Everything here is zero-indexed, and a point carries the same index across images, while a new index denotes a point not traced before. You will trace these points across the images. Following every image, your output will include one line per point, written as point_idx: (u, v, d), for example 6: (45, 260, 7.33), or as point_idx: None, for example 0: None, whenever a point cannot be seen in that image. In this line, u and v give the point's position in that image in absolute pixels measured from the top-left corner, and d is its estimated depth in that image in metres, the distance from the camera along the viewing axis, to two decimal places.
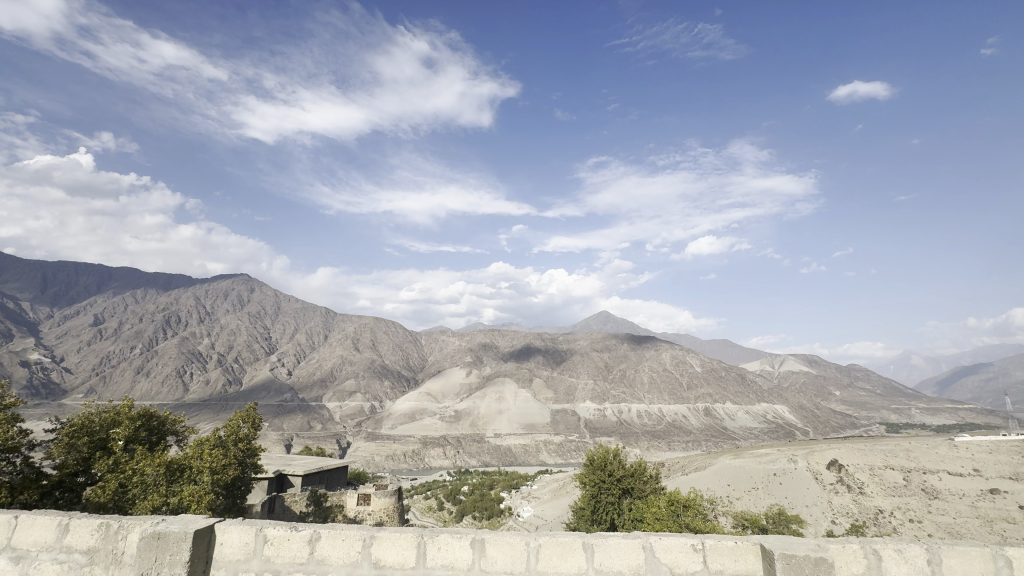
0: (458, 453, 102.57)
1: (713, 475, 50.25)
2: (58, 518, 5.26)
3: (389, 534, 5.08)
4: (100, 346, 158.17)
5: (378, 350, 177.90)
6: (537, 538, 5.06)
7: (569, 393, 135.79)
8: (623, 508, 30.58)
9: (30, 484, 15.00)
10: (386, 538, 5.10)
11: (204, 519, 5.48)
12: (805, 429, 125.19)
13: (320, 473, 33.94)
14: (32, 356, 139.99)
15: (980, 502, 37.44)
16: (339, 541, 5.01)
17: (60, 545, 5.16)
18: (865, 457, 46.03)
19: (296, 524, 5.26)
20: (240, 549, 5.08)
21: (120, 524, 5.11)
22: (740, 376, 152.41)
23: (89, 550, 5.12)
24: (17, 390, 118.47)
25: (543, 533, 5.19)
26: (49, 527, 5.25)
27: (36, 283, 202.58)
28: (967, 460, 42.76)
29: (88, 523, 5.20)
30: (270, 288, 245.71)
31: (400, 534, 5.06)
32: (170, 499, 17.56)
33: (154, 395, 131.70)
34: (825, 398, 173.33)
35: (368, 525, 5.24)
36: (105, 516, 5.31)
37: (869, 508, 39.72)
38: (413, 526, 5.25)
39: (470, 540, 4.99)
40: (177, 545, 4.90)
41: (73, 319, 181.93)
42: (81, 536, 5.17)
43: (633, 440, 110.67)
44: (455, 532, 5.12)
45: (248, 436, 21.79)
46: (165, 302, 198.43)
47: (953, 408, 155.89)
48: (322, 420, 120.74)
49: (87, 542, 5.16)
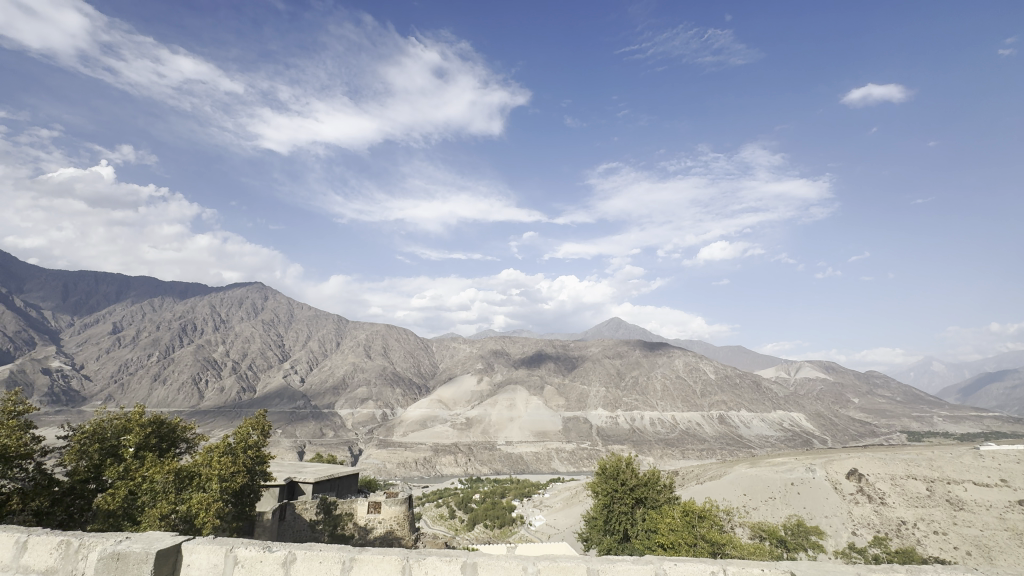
0: (470, 461, 102.47)
1: (728, 485, 49.77)
2: (15, 538, 6.81)
3: (370, 559, 6.27)
4: (119, 354, 161.52)
5: (389, 358, 179.07)
6: (536, 564, 6.07)
7: (581, 400, 135.16)
8: (636, 518, 30.38)
9: (41, 490, 14.90)
10: (366, 560, 6.29)
11: (165, 541, 6.81)
12: (823, 437, 122.98)
13: (331, 480, 34.37)
14: (53, 364, 143.55)
15: (1009, 513, 36.58)
16: (314, 564, 6.28)
17: (18, 567, 6.63)
18: (886, 466, 45.26)
19: (266, 547, 6.55)
20: (206, 567, 6.40)
21: (80, 544, 6.49)
22: (754, 383, 150.29)
23: (47, 569, 6.52)
24: (40, 397, 121.57)
25: (543, 558, 6.22)
26: (7, 546, 6.80)
27: (58, 293, 208.10)
28: (992, 469, 41.77)
29: (47, 543, 6.66)
30: (284, 296, 248.92)
31: (381, 558, 6.24)
32: (178, 507, 16.11)
33: (169, 402, 133.93)
34: (842, 406, 170.28)
35: (346, 551, 6.47)
36: (61, 536, 6.74)
37: (891, 519, 39.17)
38: (395, 551, 6.41)
39: (460, 564, 6.15)
40: (136, 566, 6.12)
41: (93, 327, 186.18)
42: (38, 557, 6.63)
43: (645, 448, 109.76)
44: (442, 557, 6.26)
45: (258, 444, 20.78)
46: (182, 311, 202.16)
47: (977, 417, 151.89)
48: (335, 427, 121.72)
49: (46, 561, 6.57)
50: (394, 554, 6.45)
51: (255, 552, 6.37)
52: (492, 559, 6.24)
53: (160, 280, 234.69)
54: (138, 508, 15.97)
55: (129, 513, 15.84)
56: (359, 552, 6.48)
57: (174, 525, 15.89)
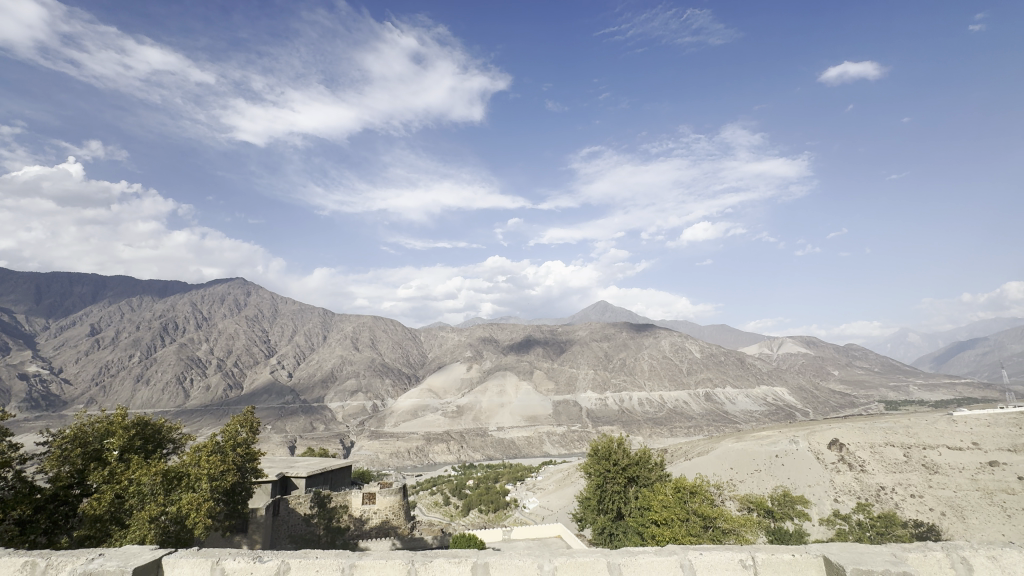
0: (462, 448, 103.07)
1: (716, 460, 50.90)
2: None
3: (372, 565, 6.37)
4: (99, 355, 157.81)
5: (377, 349, 178.26)
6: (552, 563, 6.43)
7: (570, 383, 136.54)
8: (629, 496, 30.82)
9: (24, 498, 14.47)
10: (366, 565, 6.39)
11: (146, 553, 6.78)
12: (805, 410, 126.43)
13: (324, 473, 34.19)
14: (31, 369, 139.85)
15: (980, 475, 38.12)
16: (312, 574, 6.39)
17: None
18: (866, 435, 46.56)
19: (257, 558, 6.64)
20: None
21: (47, 564, 6.57)
22: (739, 360, 153.33)
23: None
24: (19, 402, 118.50)
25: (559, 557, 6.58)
26: None
27: (30, 296, 201.75)
28: (964, 434, 43.32)
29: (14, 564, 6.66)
30: (266, 290, 244.78)
31: (383, 563, 6.35)
32: (168, 509, 15.79)
33: (154, 403, 131.88)
34: (823, 378, 175.19)
35: (346, 558, 6.59)
36: (27, 557, 6.75)
37: (870, 485, 40.48)
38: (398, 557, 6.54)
39: (470, 565, 6.38)
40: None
41: (69, 330, 181.26)
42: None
43: (635, 428, 111.66)
44: (449, 559, 6.51)
45: (247, 442, 20.51)
46: (162, 309, 197.75)
47: (950, 384, 157.85)
48: (326, 421, 121.26)
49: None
50: (396, 558, 6.54)
51: (246, 563, 6.52)
52: (505, 557, 6.50)
53: (137, 279, 228.79)
54: (126, 511, 15.63)
55: (117, 517, 15.51)
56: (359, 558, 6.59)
57: (165, 526, 15.64)
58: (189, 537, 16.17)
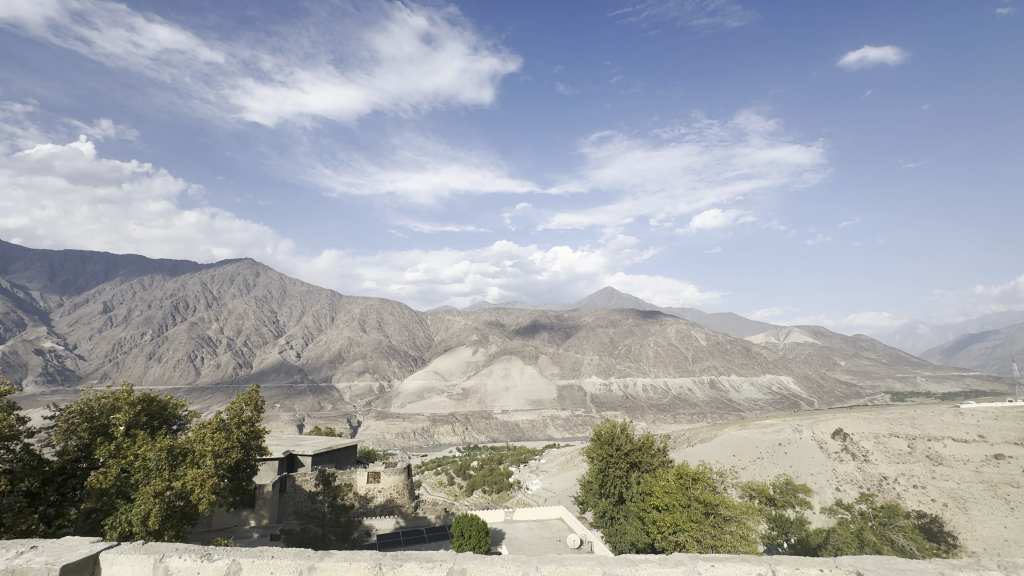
0: (467, 430, 104.13)
1: (718, 447, 50.99)
2: None
3: (331, 567, 6.72)
4: (111, 333, 160.32)
5: (384, 331, 179.58)
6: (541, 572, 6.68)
7: (575, 368, 136.99)
8: (631, 481, 30.95)
9: (32, 470, 14.72)
10: (326, 567, 6.72)
11: (92, 550, 7.05)
12: (810, 399, 126.43)
13: (329, 452, 34.42)
14: (46, 344, 142.49)
15: (985, 467, 37.82)
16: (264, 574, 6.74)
17: None
18: (870, 425, 46.23)
19: (206, 560, 7.00)
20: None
21: None
22: (745, 348, 152.93)
23: None
24: (35, 377, 121.14)
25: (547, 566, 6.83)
26: None
27: (45, 273, 204.88)
28: (970, 426, 42.85)
29: None
30: (275, 271, 246.43)
31: (345, 566, 6.69)
32: (173, 483, 15.93)
33: (166, 379, 134.47)
34: (829, 368, 174.76)
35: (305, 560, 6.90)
36: None
37: (873, 475, 40.39)
38: (362, 562, 6.83)
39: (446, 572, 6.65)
40: None
41: (83, 307, 183.90)
42: None
43: (639, 413, 112.23)
44: (419, 565, 6.74)
45: (251, 420, 20.78)
46: (173, 288, 199.60)
47: (958, 376, 156.77)
48: (333, 401, 122.92)
49: None
50: (361, 561, 6.83)
51: (193, 561, 6.90)
52: (482, 565, 6.80)
53: (148, 258, 230.88)
54: (133, 486, 15.81)
55: (123, 491, 15.67)
56: (318, 560, 6.89)
57: (170, 501, 15.71)
58: (193, 512, 16.31)
